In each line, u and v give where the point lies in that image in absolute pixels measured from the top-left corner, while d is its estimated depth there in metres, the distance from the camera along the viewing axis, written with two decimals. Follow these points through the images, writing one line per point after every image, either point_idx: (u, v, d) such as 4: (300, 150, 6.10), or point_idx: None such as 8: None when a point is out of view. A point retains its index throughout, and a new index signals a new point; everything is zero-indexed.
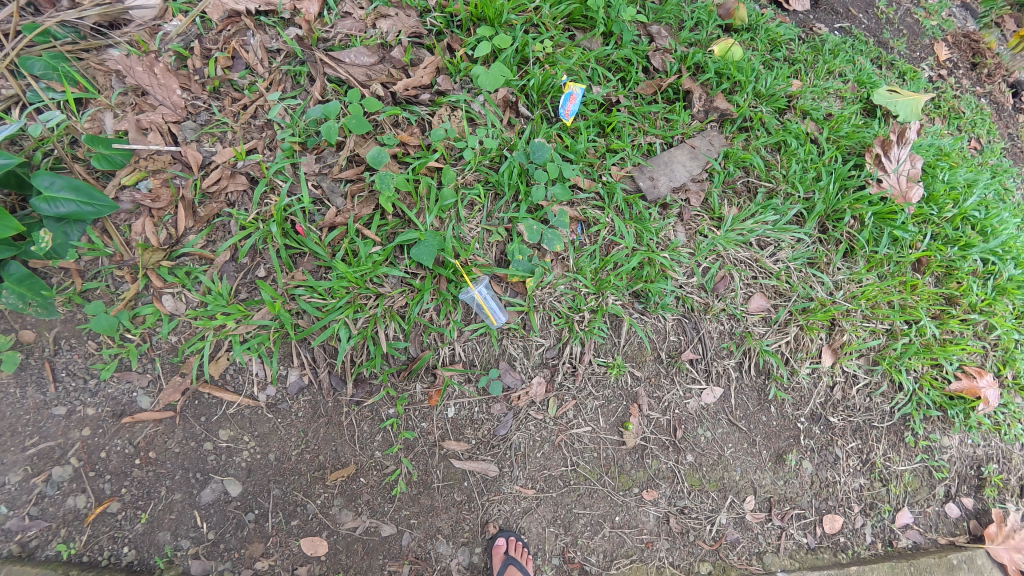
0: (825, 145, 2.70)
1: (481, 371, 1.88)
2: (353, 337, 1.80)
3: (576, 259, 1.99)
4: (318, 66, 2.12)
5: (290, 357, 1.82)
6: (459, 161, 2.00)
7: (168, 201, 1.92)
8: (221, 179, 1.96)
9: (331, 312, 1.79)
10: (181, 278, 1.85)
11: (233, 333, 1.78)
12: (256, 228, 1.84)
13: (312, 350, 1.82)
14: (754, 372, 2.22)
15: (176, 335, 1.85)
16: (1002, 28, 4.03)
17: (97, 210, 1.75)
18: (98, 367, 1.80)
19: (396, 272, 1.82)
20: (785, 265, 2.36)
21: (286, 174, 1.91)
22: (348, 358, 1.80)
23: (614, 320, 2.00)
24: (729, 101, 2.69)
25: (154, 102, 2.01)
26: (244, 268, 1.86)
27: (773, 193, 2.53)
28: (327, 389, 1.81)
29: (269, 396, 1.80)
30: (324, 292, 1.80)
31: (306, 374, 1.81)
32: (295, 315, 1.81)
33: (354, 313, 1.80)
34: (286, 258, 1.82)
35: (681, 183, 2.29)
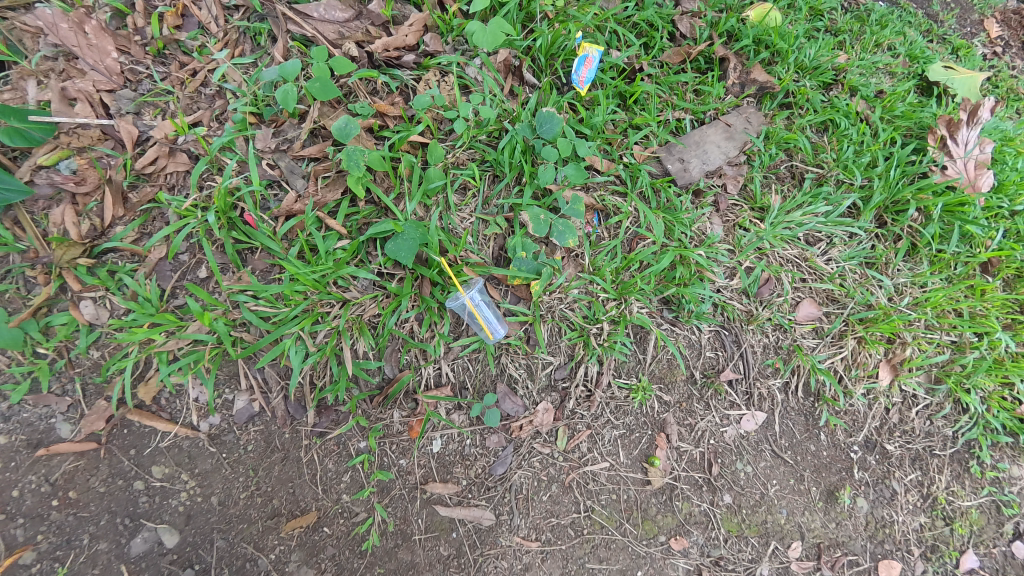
0: (879, 126, 2.36)
1: (474, 398, 1.53)
2: (311, 355, 1.44)
3: (592, 257, 1.61)
4: (280, 22, 1.73)
5: (235, 378, 1.46)
6: (449, 137, 1.63)
7: (94, 185, 1.56)
8: (159, 158, 1.60)
9: (283, 325, 1.43)
10: (102, 279, 1.50)
11: (161, 350, 1.42)
12: (194, 217, 1.49)
13: (262, 370, 1.46)
14: (801, 394, 1.86)
15: (99, 350, 1.50)
16: None
17: (5, 195, 1.42)
18: (5, 389, 1.44)
19: (365, 274, 1.45)
20: (838, 265, 1.99)
21: (235, 151, 1.57)
22: (306, 381, 1.45)
23: (639, 333, 1.62)
24: (768, 73, 2.35)
25: (82, 67, 1.64)
26: (181, 268, 1.50)
27: (821, 180, 2.16)
28: (281, 419, 1.46)
29: (211, 427, 1.45)
30: (273, 299, 1.44)
31: (255, 400, 1.45)
32: (238, 328, 1.45)
33: (312, 326, 1.43)
34: (233, 254, 1.46)
35: (715, 166, 1.97)
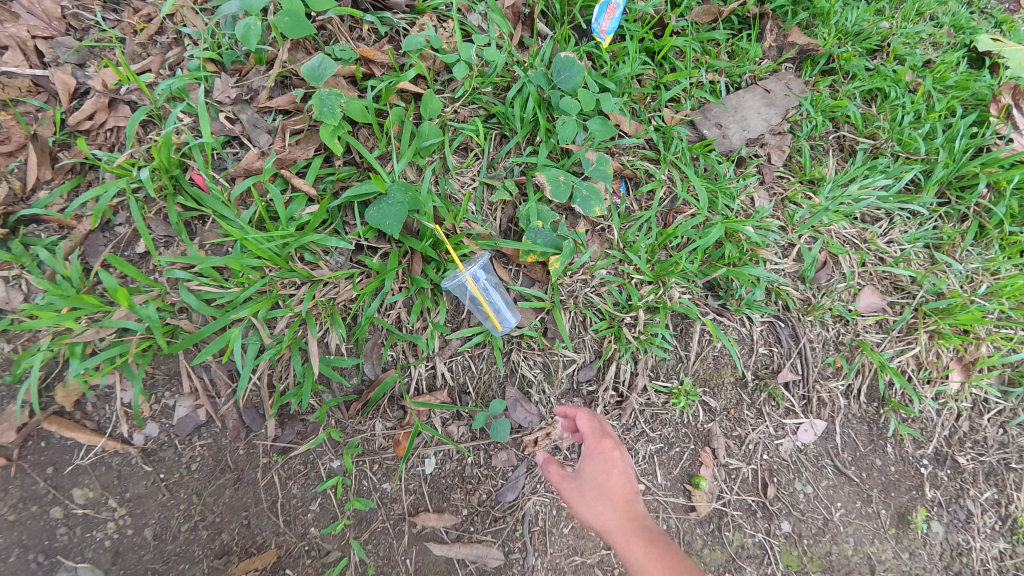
0: (934, 95, 2.07)
1: (477, 404, 1.25)
2: (268, 350, 1.13)
3: (622, 231, 1.33)
4: None
5: (176, 379, 1.15)
6: (447, 88, 1.35)
7: (20, 143, 1.24)
8: (99, 113, 1.31)
9: (232, 309, 1.12)
10: (15, 255, 1.15)
11: (75, 342, 1.11)
12: (127, 176, 1.19)
13: (209, 368, 1.16)
14: (865, 399, 1.57)
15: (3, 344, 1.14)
16: None
17: None
18: None
19: (337, 245, 1.15)
20: (901, 248, 1.70)
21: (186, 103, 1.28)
22: (263, 381, 1.15)
23: (681, 324, 1.34)
24: (809, 36, 2.06)
25: (13, 10, 1.30)
26: (115, 242, 1.22)
27: (875, 153, 1.88)
28: (232, 430, 1.16)
29: (145, 440, 1.15)
30: (217, 276, 1.12)
31: (201, 406, 1.15)
32: (176, 314, 1.14)
33: (269, 311, 1.12)
34: (177, 223, 1.17)
35: (758, 133, 1.68)
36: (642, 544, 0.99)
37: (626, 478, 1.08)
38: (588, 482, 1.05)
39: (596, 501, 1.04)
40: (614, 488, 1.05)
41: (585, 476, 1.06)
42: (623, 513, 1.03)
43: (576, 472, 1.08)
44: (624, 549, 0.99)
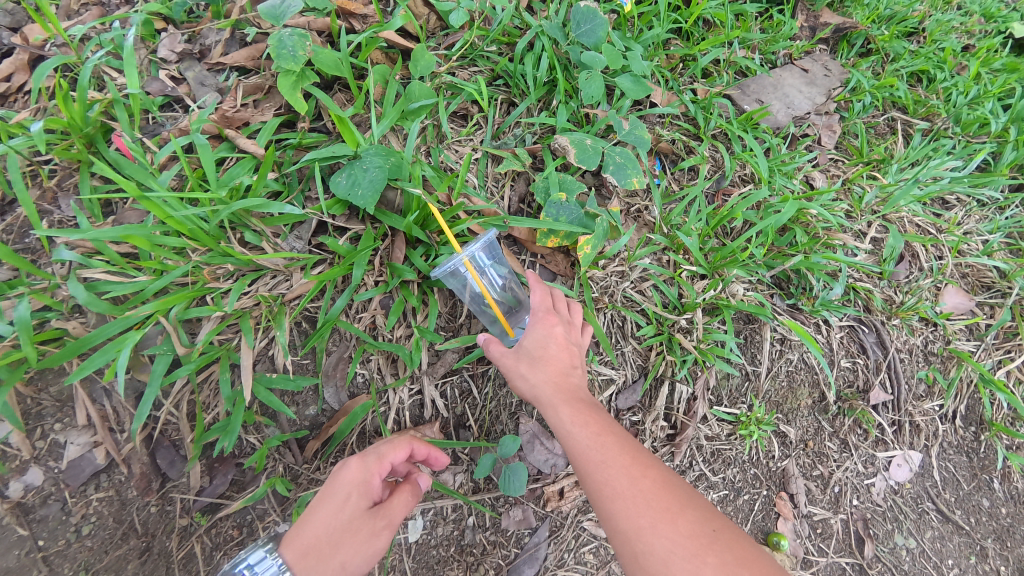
0: (985, 77, 1.86)
1: (481, 442, 0.95)
2: (188, 365, 0.83)
3: (664, 211, 1.06)
4: None
5: (69, 407, 0.85)
6: (443, 44, 1.11)
7: None
8: (18, 75, 1.07)
9: (138, 301, 0.82)
10: None
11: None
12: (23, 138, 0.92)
13: (112, 394, 0.86)
14: (962, 423, 1.27)
15: None
16: None
17: None
18: None
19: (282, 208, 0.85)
20: (983, 238, 1.44)
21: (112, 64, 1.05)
22: (181, 411, 0.86)
23: (748, 328, 1.05)
24: (843, 15, 1.86)
25: None
26: (9, 222, 0.92)
27: (936, 135, 1.63)
28: (139, 480, 0.87)
29: (20, 492, 0.82)
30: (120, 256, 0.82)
31: (99, 445, 0.85)
32: (70, 314, 0.85)
33: (188, 307, 0.83)
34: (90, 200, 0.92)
35: (804, 111, 1.43)
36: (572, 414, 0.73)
37: (572, 349, 0.82)
38: (523, 346, 0.80)
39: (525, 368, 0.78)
40: (551, 354, 0.79)
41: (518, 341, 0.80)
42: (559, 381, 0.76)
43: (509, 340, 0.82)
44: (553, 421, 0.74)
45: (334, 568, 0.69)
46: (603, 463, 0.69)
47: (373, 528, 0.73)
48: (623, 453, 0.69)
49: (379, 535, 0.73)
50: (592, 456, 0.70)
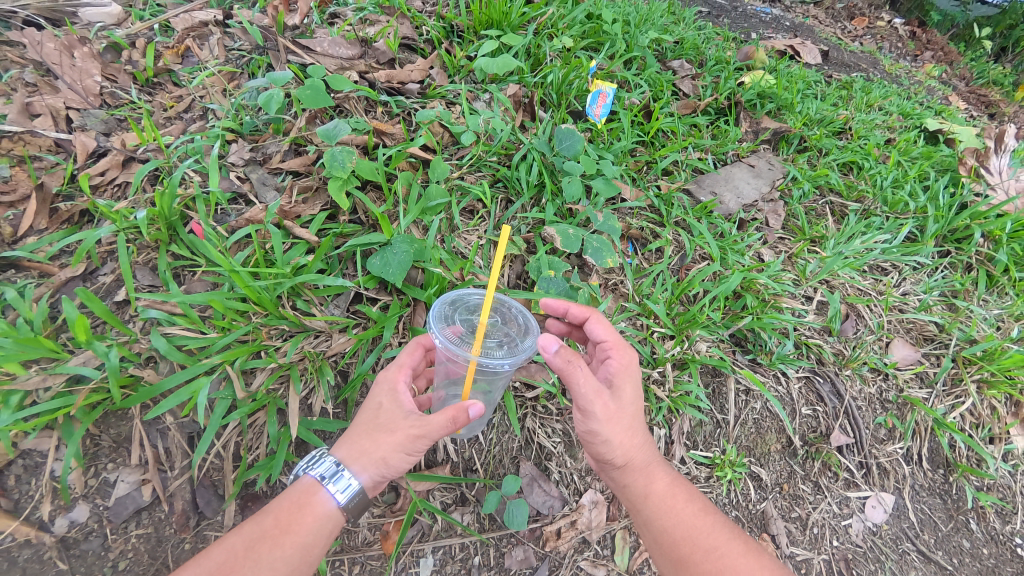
0: (906, 164, 2.23)
1: (486, 485, 1.07)
2: (238, 410, 0.98)
3: (637, 284, 1.30)
4: (281, 55, 1.72)
5: (124, 448, 0.98)
6: (455, 156, 1.43)
7: (23, 194, 1.30)
8: (110, 171, 1.39)
9: (206, 356, 1.00)
10: None
11: (13, 391, 0.92)
12: (122, 222, 1.16)
13: (166, 435, 0.99)
14: (929, 465, 1.38)
15: None
16: (993, 91, 4.11)
17: None
18: None
19: (332, 283, 1.07)
20: (921, 297, 1.66)
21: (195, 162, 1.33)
22: (228, 452, 0.99)
23: (715, 380, 1.22)
24: (779, 121, 2.29)
25: (57, 84, 1.57)
26: (94, 289, 1.16)
27: (867, 213, 1.93)
28: (179, 516, 0.97)
29: (70, 526, 0.93)
30: (197, 320, 1.02)
31: (148, 482, 0.97)
32: (141, 364, 1.01)
33: (249, 360, 1.01)
34: (166, 273, 1.13)
35: (752, 199, 1.73)
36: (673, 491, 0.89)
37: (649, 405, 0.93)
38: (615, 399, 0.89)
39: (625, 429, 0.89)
40: (638, 414, 0.90)
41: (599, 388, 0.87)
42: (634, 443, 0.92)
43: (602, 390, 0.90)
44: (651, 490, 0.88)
45: (374, 462, 0.82)
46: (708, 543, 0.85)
47: (407, 430, 0.82)
48: (719, 529, 0.87)
49: (412, 443, 0.82)
50: (696, 535, 0.86)
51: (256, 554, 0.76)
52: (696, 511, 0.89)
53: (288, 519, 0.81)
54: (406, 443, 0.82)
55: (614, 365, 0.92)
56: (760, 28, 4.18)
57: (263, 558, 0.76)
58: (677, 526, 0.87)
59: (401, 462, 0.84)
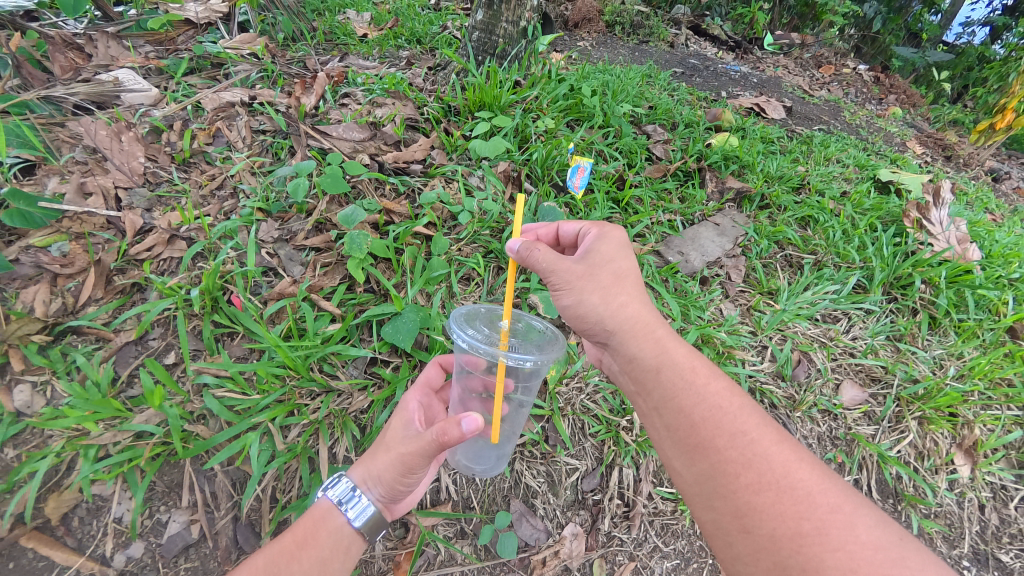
0: (856, 217, 2.51)
1: (482, 519, 1.25)
2: (277, 458, 1.18)
3: None
4: (301, 139, 2.00)
5: (175, 492, 1.16)
6: (453, 231, 1.68)
7: (82, 266, 1.49)
8: (156, 246, 1.59)
9: (250, 415, 1.19)
10: (51, 361, 1.29)
11: (90, 445, 1.12)
12: (175, 296, 1.37)
13: (212, 480, 1.17)
14: (878, 494, 1.59)
15: (18, 448, 1.21)
16: (945, 139, 4.58)
17: None
18: None
19: (357, 355, 1.29)
20: (867, 341, 1.87)
21: (234, 238, 1.55)
22: (266, 494, 1.17)
23: None
24: (741, 181, 2.58)
25: (108, 166, 1.84)
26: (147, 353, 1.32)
27: (820, 264, 2.17)
28: (222, 551, 1.14)
29: (128, 560, 1.10)
30: (245, 385, 1.23)
31: (196, 521, 1.14)
32: (195, 421, 1.20)
33: (286, 418, 1.21)
34: (208, 339, 1.32)
35: (715, 257, 1.99)
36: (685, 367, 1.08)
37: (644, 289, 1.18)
38: (610, 273, 1.16)
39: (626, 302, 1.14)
40: (634, 293, 1.15)
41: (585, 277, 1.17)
42: (647, 323, 1.12)
43: (600, 266, 1.17)
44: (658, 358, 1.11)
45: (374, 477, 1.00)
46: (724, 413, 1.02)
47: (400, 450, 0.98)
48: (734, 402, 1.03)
49: (403, 463, 0.98)
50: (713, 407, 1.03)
51: (277, 566, 0.90)
52: (710, 385, 1.07)
53: (304, 536, 0.96)
54: (406, 470, 1.01)
55: (606, 252, 1.20)
56: (729, 85, 4.62)
57: (283, 567, 0.90)
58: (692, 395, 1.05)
59: (401, 486, 1.03)
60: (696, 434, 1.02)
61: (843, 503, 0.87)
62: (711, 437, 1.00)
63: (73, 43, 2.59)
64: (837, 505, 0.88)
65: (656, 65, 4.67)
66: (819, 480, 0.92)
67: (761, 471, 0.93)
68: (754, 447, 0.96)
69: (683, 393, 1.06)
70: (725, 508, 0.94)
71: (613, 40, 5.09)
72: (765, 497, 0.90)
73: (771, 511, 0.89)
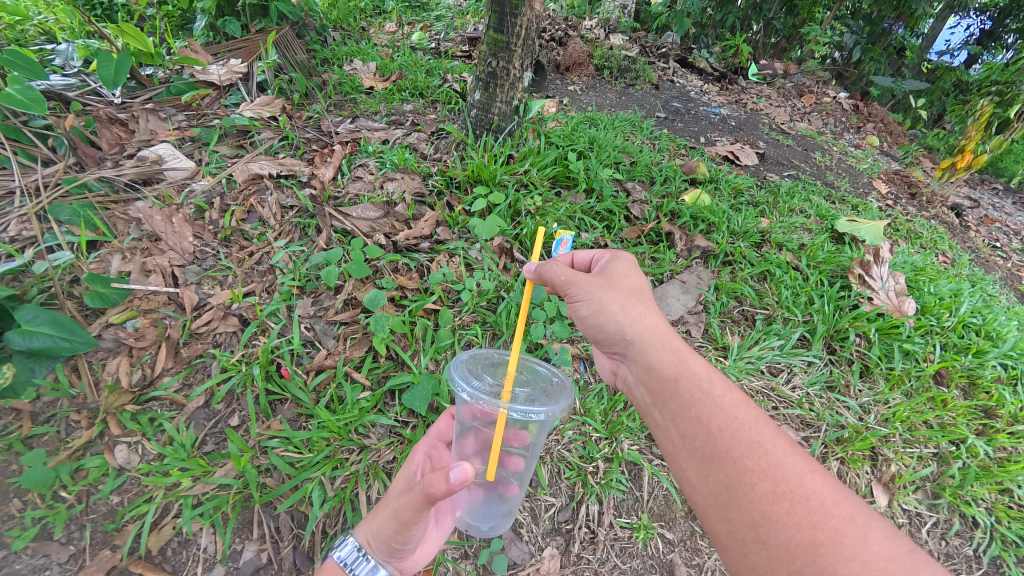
0: (807, 272, 2.84)
1: (480, 544, 1.59)
2: (328, 501, 1.55)
3: (582, 400, 1.88)
4: (327, 219, 2.38)
5: (247, 528, 1.52)
6: (456, 303, 2.06)
7: (152, 340, 1.88)
8: (211, 319, 1.96)
9: (305, 470, 1.57)
10: (142, 425, 1.69)
11: (185, 495, 1.50)
12: (238, 370, 1.74)
13: (276, 518, 1.54)
14: None
15: (119, 496, 1.60)
16: (909, 181, 5.01)
17: (74, 346, 1.68)
18: (9, 537, 1.50)
19: (384, 421, 1.69)
20: (803, 391, 2.26)
21: (279, 316, 1.92)
22: (318, 529, 1.53)
23: (633, 469, 1.77)
24: (708, 239, 2.93)
25: (164, 247, 2.22)
26: (218, 416, 1.69)
27: (770, 318, 2.55)
28: (285, 573, 1.47)
29: None
30: (300, 445, 1.62)
31: (264, 551, 1.49)
32: (262, 474, 1.57)
33: (332, 471, 1.59)
34: (264, 404, 1.68)
35: (678, 315, 2.42)
36: (703, 382, 1.38)
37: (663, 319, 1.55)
38: (632, 297, 1.55)
39: (650, 326, 1.50)
40: (654, 321, 1.52)
41: (617, 307, 1.51)
42: (670, 346, 1.45)
43: (627, 293, 1.56)
44: (679, 371, 1.42)
45: (376, 536, 1.30)
46: (738, 423, 1.29)
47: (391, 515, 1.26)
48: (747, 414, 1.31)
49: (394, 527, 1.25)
50: (730, 418, 1.30)
51: None
52: (726, 399, 1.35)
53: None
54: (396, 529, 1.27)
55: (632, 284, 1.60)
56: (708, 130, 5.03)
57: None
58: (712, 406, 1.32)
59: (395, 542, 1.28)
60: (716, 446, 1.27)
61: (858, 515, 1.09)
62: (729, 450, 1.25)
63: (116, 119, 3.16)
64: (845, 513, 1.09)
65: (640, 110, 5.08)
66: (835, 497, 1.13)
67: (777, 480, 1.17)
68: (767, 453, 1.22)
69: (702, 406, 1.34)
70: (739, 512, 1.17)
71: (602, 84, 5.52)
72: (781, 506, 1.13)
73: (787, 520, 1.11)
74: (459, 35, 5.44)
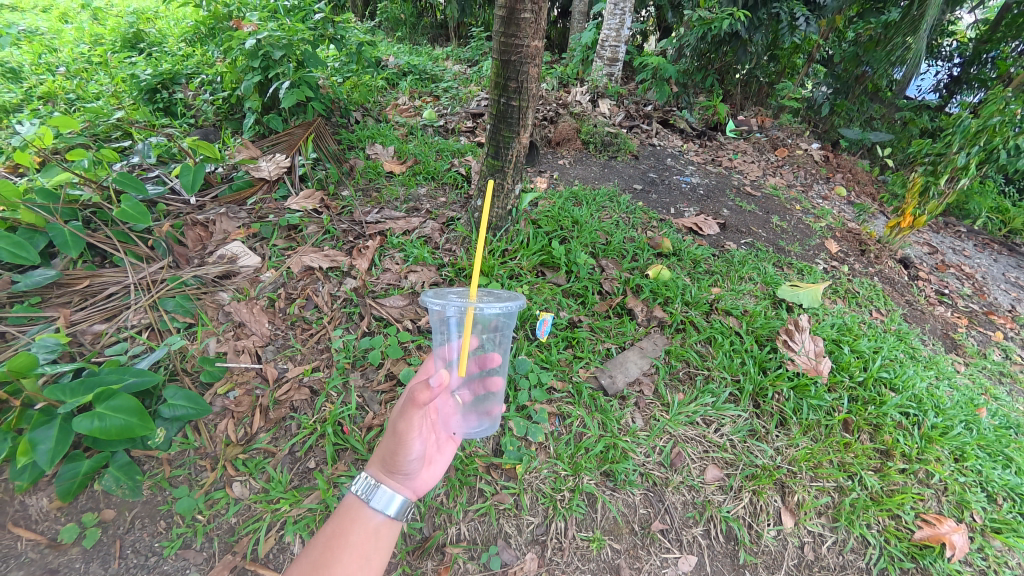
0: (745, 336, 3.52)
1: (482, 548, 2.42)
2: None
3: (555, 446, 2.74)
4: (367, 307, 3.20)
5: None
6: None
7: (248, 406, 2.64)
8: (289, 390, 2.74)
9: None
10: (249, 468, 2.45)
11: (286, 516, 2.34)
12: (313, 429, 2.59)
13: None
14: (723, 539, 2.65)
15: (235, 517, 2.35)
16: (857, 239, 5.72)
17: (199, 412, 2.43)
18: (163, 546, 2.25)
19: None
20: (729, 437, 2.98)
21: (338, 387, 2.76)
22: None
23: (590, 498, 2.61)
24: (664, 310, 3.64)
25: (249, 332, 3.00)
26: (302, 460, 2.53)
27: (709, 376, 3.26)
28: None
29: None
30: None
31: None
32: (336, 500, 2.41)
33: None
34: (333, 452, 2.53)
35: (634, 377, 3.14)
36: None
37: None
38: None
39: None
40: None
41: None
42: None
43: None
44: None
45: (387, 456, 1.95)
46: None
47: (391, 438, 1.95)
48: None
49: (398, 444, 1.94)
50: None
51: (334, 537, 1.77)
52: None
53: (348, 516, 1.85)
54: (395, 448, 1.95)
55: None
56: (679, 199, 5.85)
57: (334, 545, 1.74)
58: None
59: (397, 456, 1.95)
60: None
61: None
62: None
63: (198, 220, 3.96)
64: None
65: (620, 183, 5.94)
66: None
67: None
68: None
69: None
70: None
71: (588, 156, 6.42)
72: None
73: None
74: (465, 114, 6.38)
